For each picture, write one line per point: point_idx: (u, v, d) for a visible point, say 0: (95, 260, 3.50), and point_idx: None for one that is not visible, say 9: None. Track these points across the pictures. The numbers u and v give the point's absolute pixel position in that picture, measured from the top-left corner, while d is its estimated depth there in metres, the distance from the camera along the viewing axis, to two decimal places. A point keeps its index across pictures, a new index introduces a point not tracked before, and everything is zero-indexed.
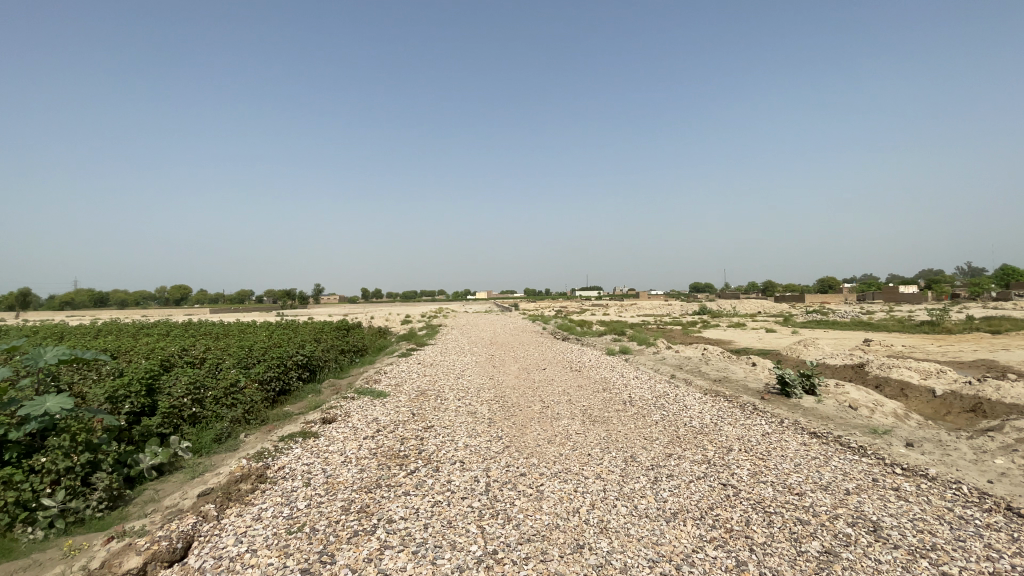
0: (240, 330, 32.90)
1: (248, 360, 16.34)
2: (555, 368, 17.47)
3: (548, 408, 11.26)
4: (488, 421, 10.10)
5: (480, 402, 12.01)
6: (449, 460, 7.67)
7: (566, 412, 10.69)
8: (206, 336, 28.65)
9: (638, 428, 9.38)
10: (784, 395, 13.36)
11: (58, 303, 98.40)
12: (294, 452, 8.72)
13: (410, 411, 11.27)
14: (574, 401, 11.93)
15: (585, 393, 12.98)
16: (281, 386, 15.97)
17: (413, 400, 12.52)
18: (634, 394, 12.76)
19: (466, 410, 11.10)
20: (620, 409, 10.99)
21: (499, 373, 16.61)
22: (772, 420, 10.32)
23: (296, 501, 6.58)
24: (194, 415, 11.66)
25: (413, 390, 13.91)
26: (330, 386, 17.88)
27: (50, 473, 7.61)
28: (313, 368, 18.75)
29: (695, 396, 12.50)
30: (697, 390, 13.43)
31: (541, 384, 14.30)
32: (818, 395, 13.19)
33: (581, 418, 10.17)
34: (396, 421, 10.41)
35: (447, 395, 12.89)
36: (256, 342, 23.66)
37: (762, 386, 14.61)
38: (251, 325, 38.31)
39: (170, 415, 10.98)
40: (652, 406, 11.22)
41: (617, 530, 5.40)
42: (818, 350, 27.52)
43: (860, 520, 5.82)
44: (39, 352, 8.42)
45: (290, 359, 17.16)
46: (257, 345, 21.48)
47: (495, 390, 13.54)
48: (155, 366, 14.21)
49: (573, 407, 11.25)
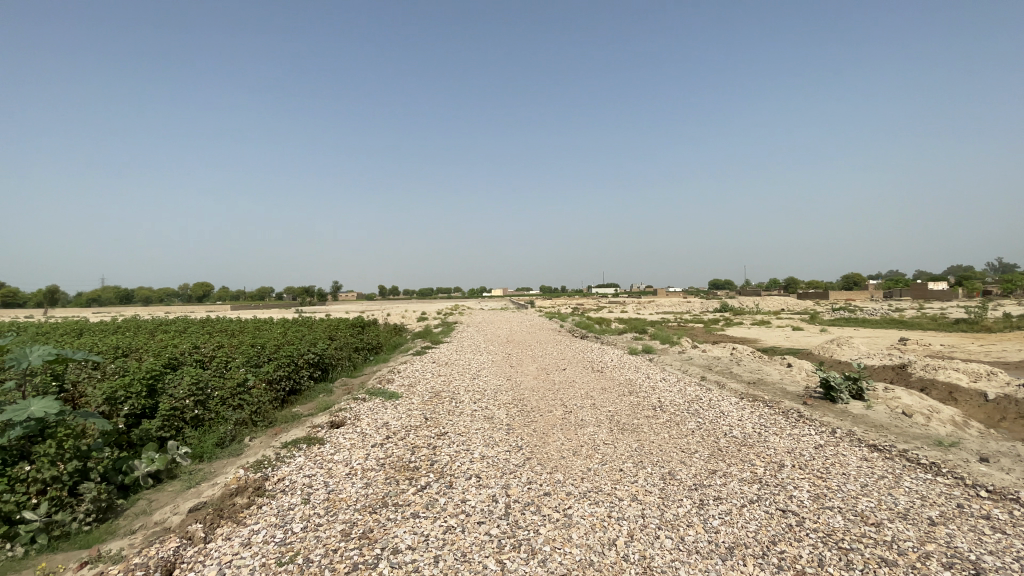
0: (255, 327, 32.58)
1: (256, 358, 15.75)
2: (576, 369, 16.56)
3: (571, 413, 10.37)
4: (506, 427, 9.26)
5: (497, 405, 11.18)
6: (464, 475, 6.85)
7: (591, 419, 9.79)
8: (220, 333, 28.31)
9: (673, 439, 8.43)
10: (830, 401, 12.23)
11: (87, 301, 101.08)
12: (295, 461, 7.99)
13: (423, 415, 10.48)
14: (599, 405, 11.02)
15: (610, 396, 12.04)
16: (291, 386, 15.37)
17: (426, 403, 11.72)
18: (665, 398, 11.79)
19: (483, 415, 10.25)
20: (651, 415, 10.05)
21: (517, 373, 15.75)
22: (823, 430, 9.26)
23: (292, 522, 5.82)
24: (197, 418, 11.10)
25: (427, 391, 13.12)
26: (342, 386, 17.21)
27: (34, 484, 7.02)
28: (325, 366, 18.16)
29: (732, 402, 11.47)
30: (732, 395, 12.38)
31: (563, 387, 13.37)
32: (868, 401, 12.04)
33: (608, 425, 9.27)
34: (408, 426, 9.63)
35: (462, 398, 12.06)
36: (269, 340, 23.26)
37: (802, 390, 13.49)
38: (268, 322, 38.39)
39: (171, 417, 10.41)
40: (686, 413, 10.23)
41: (663, 569, 4.52)
42: (853, 350, 26.04)
43: (957, 560, 4.86)
44: (25, 351, 7.81)
45: (302, 358, 16.58)
46: (269, 343, 20.94)
47: (513, 392, 12.69)
48: (160, 365, 13.68)
49: (600, 413, 10.33)
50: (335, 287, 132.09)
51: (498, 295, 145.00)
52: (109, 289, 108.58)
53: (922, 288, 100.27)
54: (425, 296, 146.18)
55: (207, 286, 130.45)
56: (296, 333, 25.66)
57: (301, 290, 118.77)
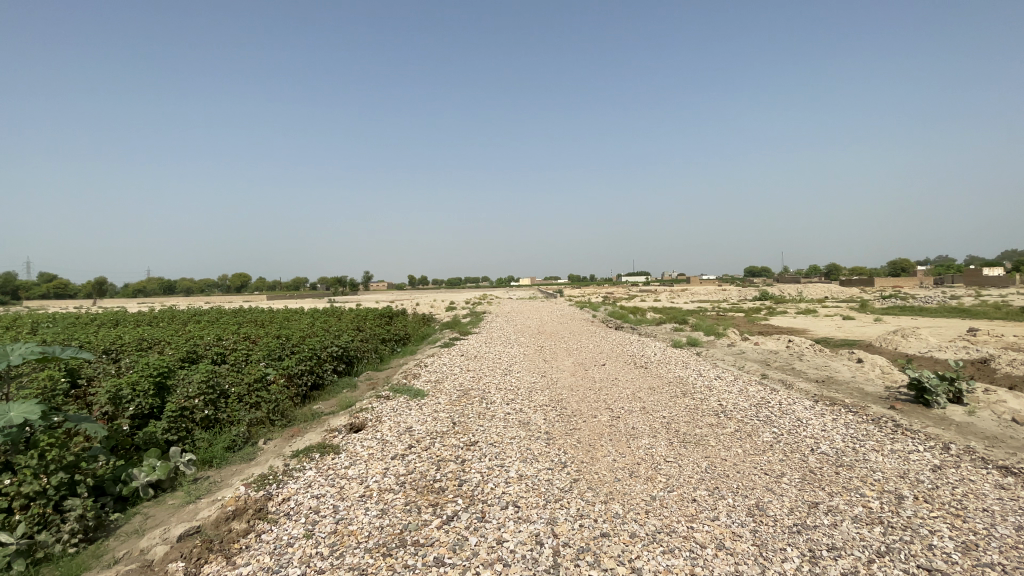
0: (284, 317, 32.18)
1: (277, 351, 14.93)
2: (618, 364, 15.12)
3: (620, 418, 9.04)
4: (546, 437, 7.98)
5: (533, 408, 9.92)
6: (498, 502, 5.62)
7: (644, 427, 8.43)
8: (249, 324, 27.92)
9: (750, 458, 6.99)
10: (922, 405, 10.43)
11: (132, 291, 104.99)
12: (305, 476, 6.91)
13: (449, 419, 9.30)
14: (650, 410, 9.63)
15: (662, 399, 10.59)
16: (314, 380, 14.47)
17: (453, 403, 10.53)
18: (726, 402, 10.27)
19: (518, 420, 8.98)
20: (715, 424, 8.61)
21: (553, 368, 14.44)
22: (931, 445, 7.63)
23: (289, 566, 4.71)
24: (209, 418, 10.27)
25: (454, 389, 11.93)
26: (367, 380, 16.22)
27: (12, 501, 6.14)
28: (349, 359, 17.24)
29: (807, 408, 9.86)
30: (804, 398, 10.75)
31: (606, 386, 11.96)
32: (971, 406, 10.17)
33: (666, 437, 7.89)
34: (435, 432, 8.49)
35: (493, 398, 10.82)
36: (296, 330, 22.56)
37: (883, 392, 11.69)
38: (298, 312, 38.05)
39: (179, 419, 9.59)
40: (756, 422, 8.72)
41: None
42: (920, 343, 23.56)
43: None
44: (8, 350, 6.85)
45: (325, 351, 15.66)
46: (294, 335, 20.24)
47: (551, 392, 11.40)
48: (176, 360, 12.94)
49: (654, 420, 8.89)
50: (366, 277, 133.70)
51: (528, 285, 143.59)
52: (153, 280, 112.66)
53: (980, 275, 93.61)
54: (454, 286, 146.03)
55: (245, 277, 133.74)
56: (322, 324, 25.00)
57: (333, 279, 120.17)
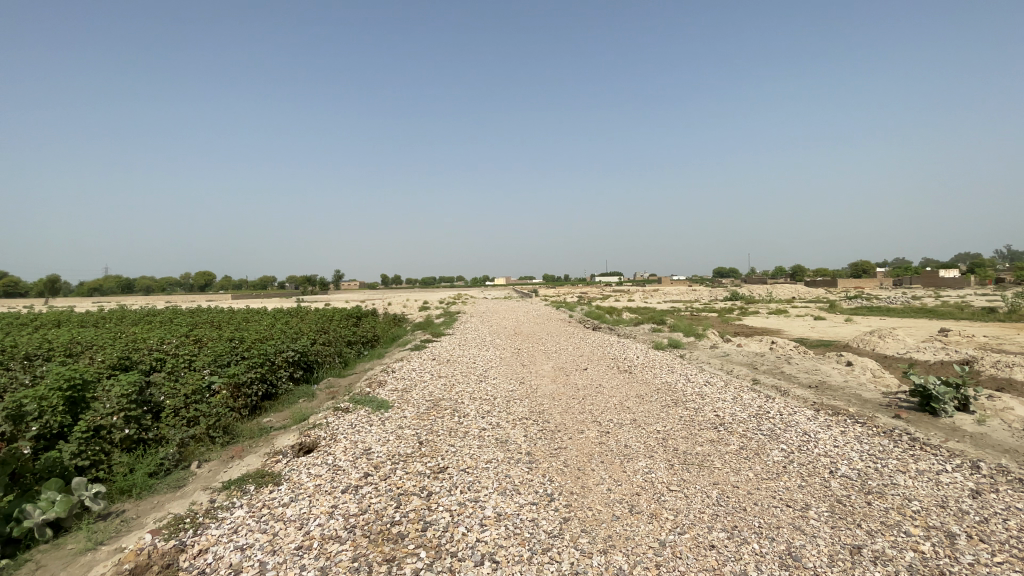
0: (244, 318, 30.13)
1: (224, 357, 13.35)
2: (600, 368, 14.12)
3: (610, 433, 8.00)
4: (527, 459, 6.86)
5: (511, 421, 8.79)
6: (472, 556, 4.47)
7: (639, 445, 7.40)
8: (203, 325, 25.83)
9: (767, 485, 6.01)
10: (929, 413, 9.75)
11: (87, 289, 99.55)
12: (231, 520, 5.60)
13: (415, 437, 8.07)
14: (642, 423, 8.61)
15: (653, 409, 9.58)
16: (265, 390, 12.96)
17: (420, 417, 9.26)
18: (723, 412, 9.34)
19: (494, 438, 7.82)
20: (717, 441, 7.63)
21: (531, 374, 13.32)
22: (960, 464, 6.81)
23: None
24: (131, 438, 8.79)
25: (422, 400, 10.65)
26: (327, 388, 14.72)
27: None
28: (308, 364, 15.74)
29: (810, 419, 9.01)
30: (804, 407, 9.92)
31: (591, 393, 10.89)
32: (979, 414, 9.53)
33: (665, 458, 6.86)
34: (398, 454, 7.27)
35: (466, 410, 9.61)
36: (253, 332, 20.80)
37: (883, 399, 11.02)
38: (258, 311, 35.82)
39: (93, 440, 8.09)
40: (762, 438, 7.78)
41: None
42: (898, 343, 23.43)
43: None
44: None
45: (280, 357, 14.16)
46: (247, 338, 18.53)
47: (530, 401, 10.28)
48: (103, 369, 11.29)
49: (648, 436, 7.87)
50: (337, 276, 130.42)
51: (503, 285, 142.32)
52: (108, 278, 107.01)
53: (937, 276, 97.30)
54: (428, 286, 143.47)
55: (209, 275, 128.84)
56: (282, 325, 23.18)
57: (304, 279, 116.70)
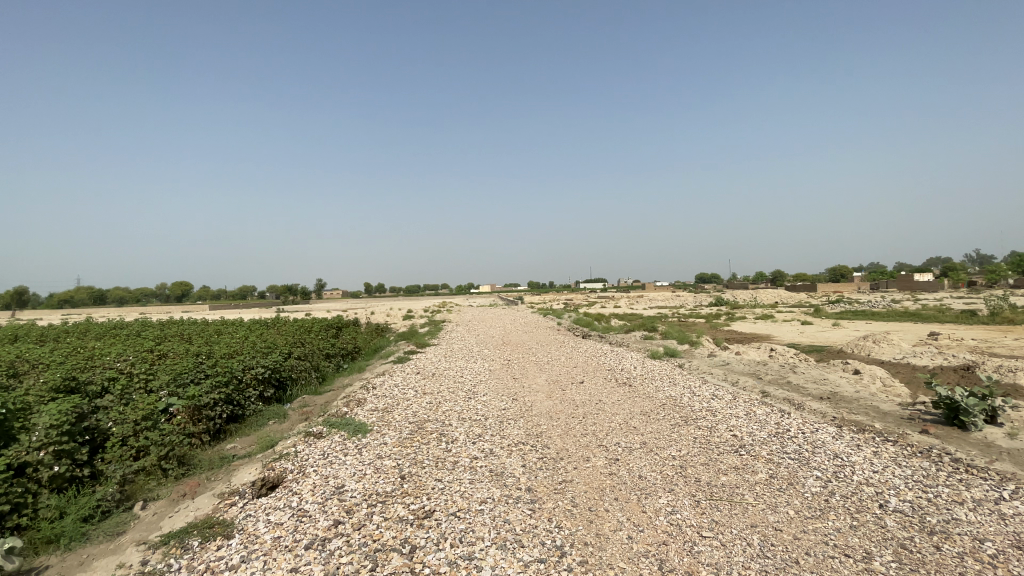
0: (216, 330, 28.48)
1: (184, 376, 12.05)
2: (597, 382, 13.14)
3: (620, 462, 7.02)
4: (530, 499, 5.84)
5: (506, 448, 7.77)
6: None
7: (655, 477, 6.43)
8: (171, 339, 24.15)
9: (815, 527, 5.09)
10: (957, 427, 9.01)
11: (57, 302, 95.79)
12: None
13: (397, 471, 6.99)
14: (654, 447, 7.66)
15: (663, 430, 8.65)
16: (230, 413, 11.68)
17: (403, 445, 8.18)
18: (740, 432, 8.42)
19: (488, 470, 6.79)
20: (742, 468, 6.71)
21: (524, 389, 12.28)
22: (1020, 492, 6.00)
23: None
24: (64, 477, 7.49)
25: (406, 423, 9.54)
26: (301, 408, 13.42)
27: None
28: (280, 381, 14.46)
29: (836, 438, 8.16)
30: (825, 423, 9.09)
31: (592, 411, 9.92)
32: (1010, 427, 8.80)
33: (689, 494, 5.91)
34: (377, 494, 6.19)
35: (454, 435, 8.55)
36: (223, 346, 19.35)
37: (903, 412, 10.26)
38: (232, 323, 33.96)
39: (14, 482, 6.79)
40: (792, 464, 6.89)
41: None
42: (892, 349, 23.02)
43: None
44: None
45: (248, 374, 12.90)
46: (214, 353, 17.09)
47: (526, 423, 9.26)
48: (41, 393, 9.91)
49: (663, 463, 6.92)
50: (318, 285, 127.80)
51: (488, 293, 140.87)
52: (79, 289, 103.03)
53: (913, 281, 99.39)
54: (412, 294, 141.60)
55: (186, 286, 125.29)
56: (254, 338, 21.70)
57: (284, 289, 113.88)
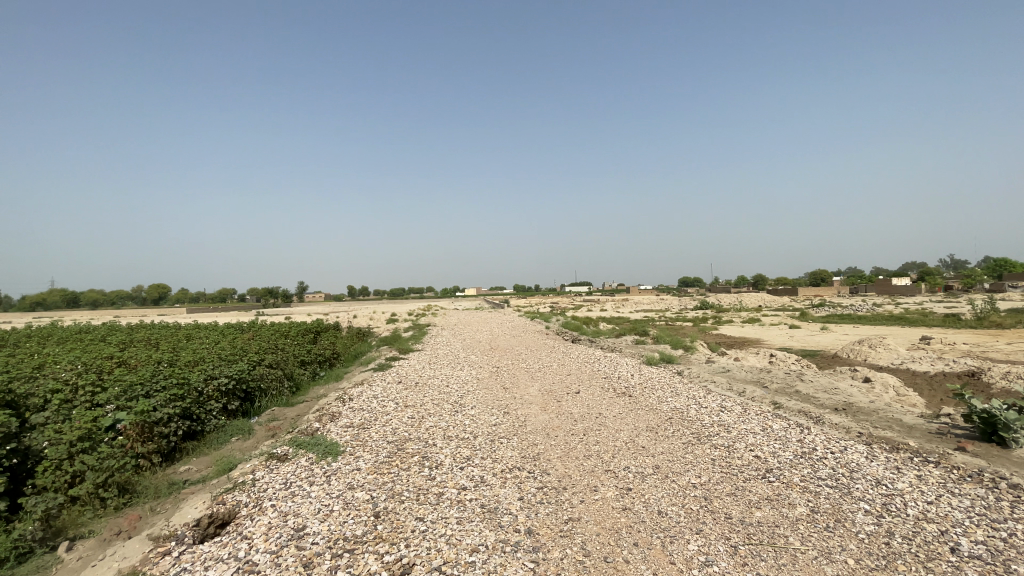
0: (186, 335, 26.93)
1: (136, 387, 10.74)
2: (595, 392, 12.13)
3: (635, 493, 6.00)
4: (532, 546, 4.79)
5: (500, 475, 6.69)
6: None
7: (679, 514, 5.42)
8: (137, 345, 22.58)
9: None
10: (996, 444, 8.09)
11: (27, 304, 92.09)
12: None
13: (371, 506, 5.88)
14: (669, 473, 6.64)
15: (675, 450, 7.66)
16: (187, 429, 10.39)
17: (380, 471, 7.06)
18: (764, 453, 7.45)
19: (481, 506, 5.72)
20: (778, 501, 5.74)
21: (516, 401, 11.21)
22: None
23: None
24: None
25: (383, 443, 8.40)
26: (269, 423, 12.16)
27: None
28: (247, 393, 13.19)
29: (870, 460, 7.27)
30: (852, 441, 8.20)
31: (593, 427, 8.90)
32: None
33: (722, 538, 4.91)
34: (344, 540, 5.08)
35: (439, 458, 7.45)
36: (189, 353, 17.94)
37: (929, 425, 9.45)
38: (206, 328, 32.25)
39: None
40: (834, 496, 5.95)
41: None
42: (889, 354, 22.45)
43: None
44: None
45: (210, 386, 11.64)
46: (177, 361, 15.70)
47: (520, 442, 8.18)
48: None
49: (684, 495, 5.93)
50: (302, 288, 125.30)
51: (474, 296, 139.62)
52: (50, 291, 99.11)
53: (893, 285, 100.91)
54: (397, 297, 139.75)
55: (164, 288, 121.90)
56: (226, 344, 20.28)
57: (266, 291, 111.47)
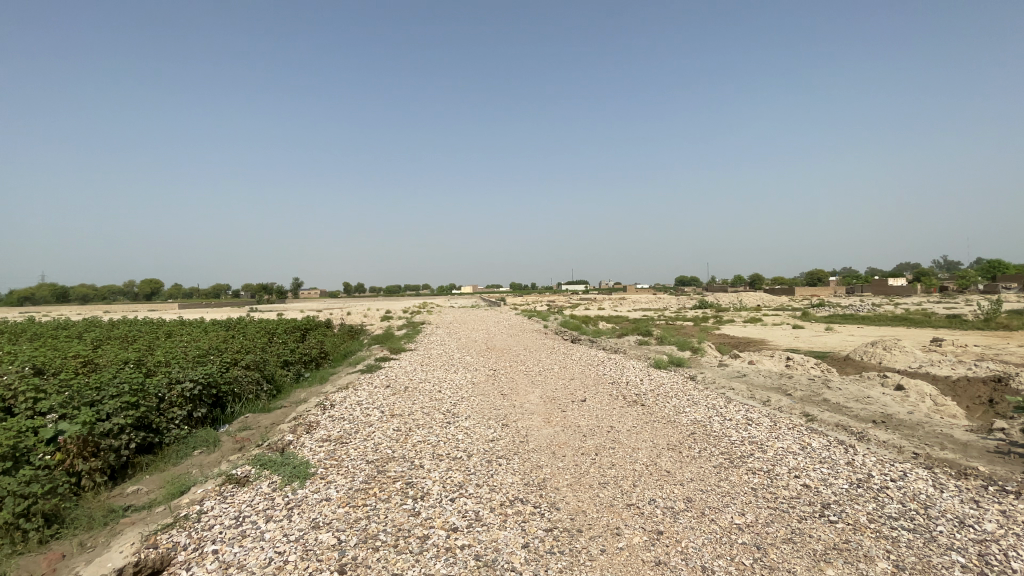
0: (167, 333, 25.39)
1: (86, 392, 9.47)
2: (603, 400, 10.90)
3: (669, 539, 4.79)
4: None
5: (499, 511, 5.46)
6: None
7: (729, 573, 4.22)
8: (111, 342, 21.12)
9: None
10: None
11: (13, 298, 89.76)
12: None
13: (336, 555, 4.65)
14: (707, 509, 5.43)
15: (708, 476, 6.43)
16: (141, 441, 9.12)
17: (354, 503, 5.81)
18: (815, 482, 6.24)
19: (476, 559, 4.49)
20: (853, 554, 4.53)
21: (515, 411, 9.95)
22: None
23: None
24: None
25: (361, 464, 7.15)
26: (238, 433, 10.89)
27: None
28: (218, 398, 11.91)
29: (942, 490, 6.08)
30: (910, 464, 7.01)
31: (606, 446, 7.68)
32: None
33: None
34: None
35: (426, 486, 6.21)
36: (162, 352, 16.57)
37: (986, 442, 8.30)
38: (190, 324, 30.65)
39: None
40: (917, 544, 4.76)
41: None
42: (905, 358, 21.31)
43: None
44: None
45: (172, 392, 10.34)
46: (147, 361, 14.39)
47: (522, 464, 6.95)
48: None
49: (732, 542, 4.72)
50: (294, 285, 123.23)
51: (470, 294, 137.97)
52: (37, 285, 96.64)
53: (891, 286, 99.96)
54: (392, 294, 137.84)
55: (154, 284, 119.57)
56: (204, 342, 18.91)
57: (258, 287, 109.50)
